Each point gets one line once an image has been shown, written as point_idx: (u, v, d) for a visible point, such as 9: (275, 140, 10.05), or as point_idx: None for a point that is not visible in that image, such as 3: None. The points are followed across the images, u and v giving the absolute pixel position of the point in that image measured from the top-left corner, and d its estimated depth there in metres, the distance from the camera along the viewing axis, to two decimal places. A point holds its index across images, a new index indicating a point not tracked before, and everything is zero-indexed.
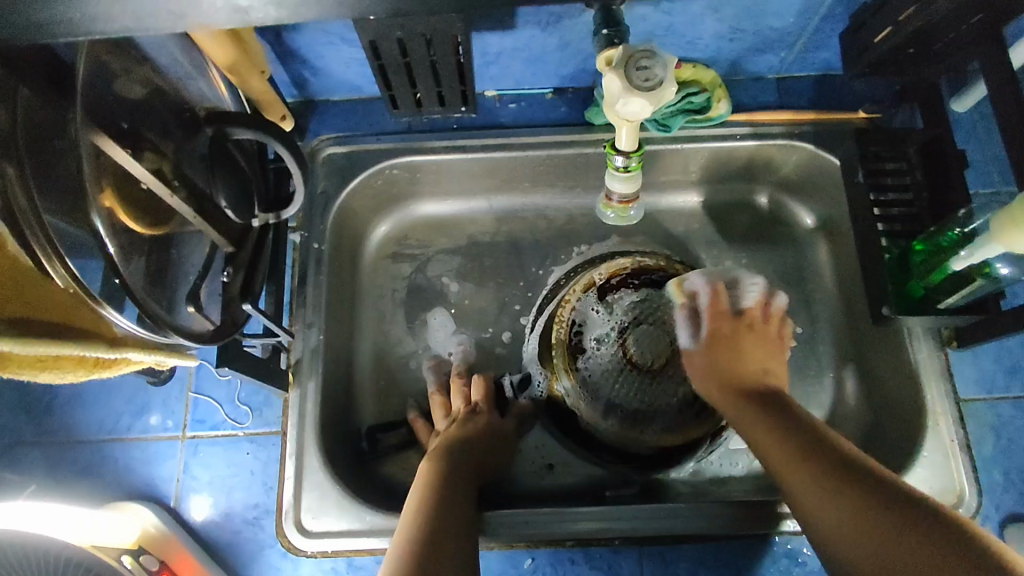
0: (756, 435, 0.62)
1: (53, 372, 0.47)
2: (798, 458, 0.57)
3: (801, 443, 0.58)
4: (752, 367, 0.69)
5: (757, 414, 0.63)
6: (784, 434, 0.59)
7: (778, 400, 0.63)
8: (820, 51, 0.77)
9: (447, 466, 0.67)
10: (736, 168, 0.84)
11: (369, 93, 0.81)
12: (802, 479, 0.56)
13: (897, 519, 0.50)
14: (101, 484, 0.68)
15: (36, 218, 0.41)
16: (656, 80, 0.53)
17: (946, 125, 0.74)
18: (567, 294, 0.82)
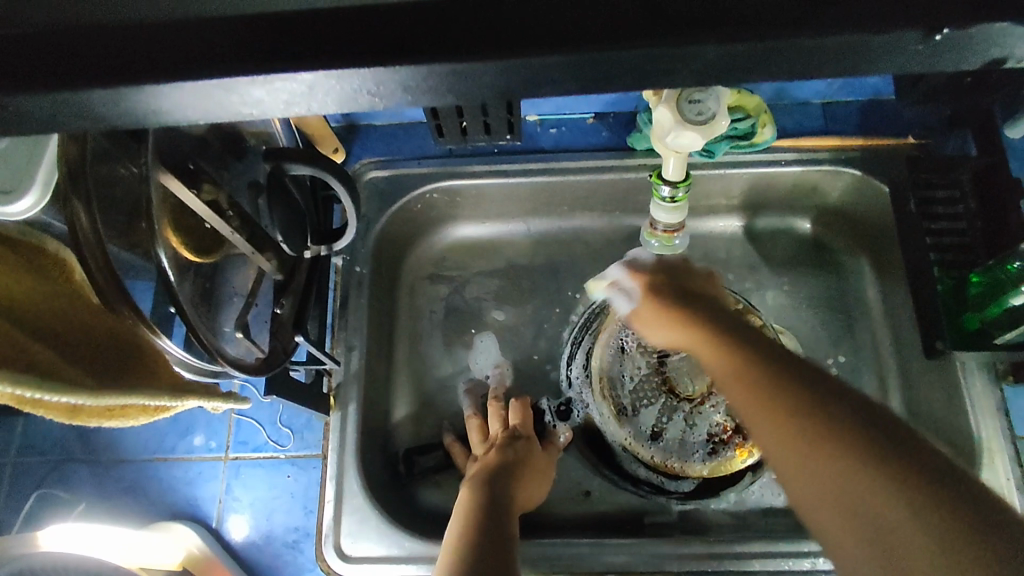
0: (701, 350, 0.48)
1: (120, 419, 0.44)
2: (740, 385, 0.44)
3: (734, 340, 0.46)
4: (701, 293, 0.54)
5: (704, 328, 0.49)
6: (727, 340, 0.47)
7: (724, 316, 0.49)
8: (869, 77, 0.75)
9: (488, 499, 0.66)
10: (779, 194, 0.83)
11: (412, 117, 0.82)
12: (751, 411, 0.43)
13: (888, 450, 0.37)
14: (146, 502, 0.69)
15: (99, 247, 0.43)
16: (709, 113, 0.53)
17: (998, 154, 0.71)
18: (609, 317, 0.82)
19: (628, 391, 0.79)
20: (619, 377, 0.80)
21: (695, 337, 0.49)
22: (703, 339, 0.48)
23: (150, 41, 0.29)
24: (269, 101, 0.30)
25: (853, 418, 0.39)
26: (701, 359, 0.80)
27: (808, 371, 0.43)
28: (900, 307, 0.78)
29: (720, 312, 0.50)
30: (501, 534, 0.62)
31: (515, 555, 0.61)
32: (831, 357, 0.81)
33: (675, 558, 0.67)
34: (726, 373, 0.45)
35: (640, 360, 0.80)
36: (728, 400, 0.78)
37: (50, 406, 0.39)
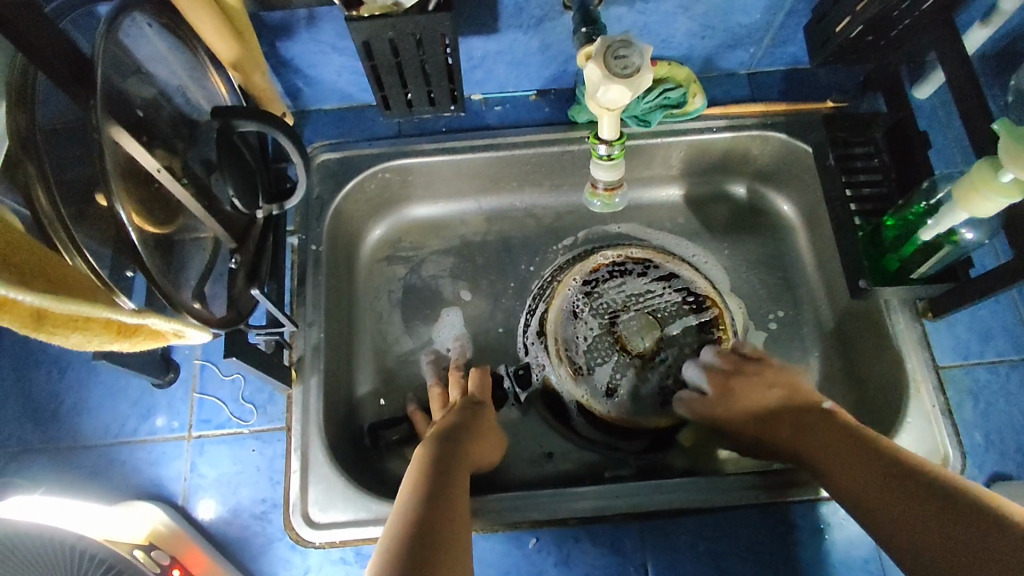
0: (804, 443, 0.65)
1: (84, 334, 0.43)
2: (839, 466, 0.61)
3: (829, 428, 0.65)
4: (778, 392, 0.71)
5: (827, 449, 0.63)
6: (838, 438, 0.63)
7: (830, 420, 0.65)
8: (786, 45, 0.81)
9: (440, 451, 0.68)
10: (714, 161, 0.88)
11: (361, 101, 0.84)
12: (880, 516, 0.56)
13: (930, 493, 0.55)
14: (109, 486, 0.69)
15: (61, 224, 0.44)
16: (633, 68, 0.56)
17: (908, 109, 0.78)
18: (563, 284, 0.86)
19: (583, 352, 0.83)
20: (574, 339, 0.84)
21: (811, 451, 0.64)
22: (822, 440, 0.64)
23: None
24: None
25: (898, 476, 0.57)
26: (648, 319, 0.85)
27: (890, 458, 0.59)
28: (830, 260, 0.83)
29: (840, 426, 0.64)
30: (455, 486, 0.65)
31: (464, 504, 0.64)
32: (770, 312, 0.86)
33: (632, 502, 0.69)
34: (848, 480, 0.60)
35: (593, 322, 0.84)
36: (677, 354, 0.83)
37: (14, 313, 0.37)
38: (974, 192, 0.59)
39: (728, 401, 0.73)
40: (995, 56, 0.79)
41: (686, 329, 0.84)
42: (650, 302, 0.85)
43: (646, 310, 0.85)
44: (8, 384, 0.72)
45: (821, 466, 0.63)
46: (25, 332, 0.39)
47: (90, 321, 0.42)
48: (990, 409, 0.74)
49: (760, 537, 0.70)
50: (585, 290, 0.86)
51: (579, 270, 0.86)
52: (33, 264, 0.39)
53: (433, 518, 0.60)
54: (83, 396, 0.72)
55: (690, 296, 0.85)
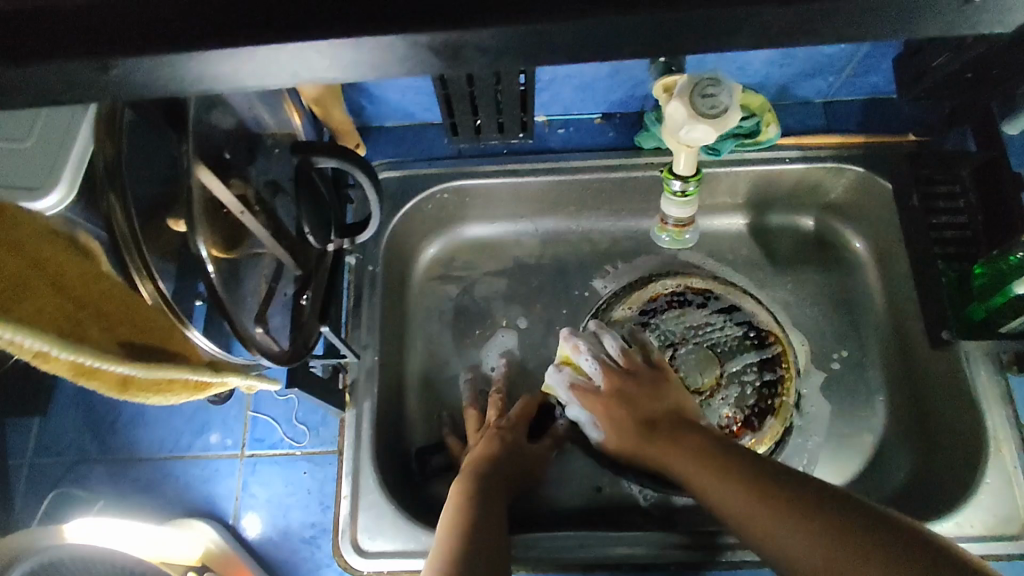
0: (683, 468, 0.60)
1: (163, 395, 0.44)
2: (750, 489, 0.54)
3: (714, 451, 0.59)
4: (661, 407, 0.67)
5: (670, 440, 0.63)
6: (722, 459, 0.58)
7: (707, 437, 0.61)
8: (869, 75, 0.77)
9: (472, 490, 0.66)
10: (782, 191, 0.85)
11: (423, 119, 0.83)
12: (761, 521, 0.52)
13: (851, 526, 0.48)
14: (162, 501, 0.69)
15: (134, 241, 0.43)
16: (721, 107, 0.54)
17: (999, 147, 0.72)
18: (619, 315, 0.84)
19: None
20: None
21: (681, 464, 0.60)
22: (695, 465, 0.59)
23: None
24: None
25: (798, 493, 0.52)
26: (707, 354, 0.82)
27: (801, 481, 0.54)
28: (902, 301, 0.79)
29: (677, 433, 0.63)
30: (494, 528, 0.63)
31: (505, 549, 0.62)
32: (835, 352, 0.82)
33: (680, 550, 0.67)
34: (704, 476, 0.58)
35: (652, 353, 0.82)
36: (738, 391, 0.80)
37: (105, 379, 0.38)
38: None
39: (624, 421, 0.67)
40: None
41: (748, 366, 0.81)
42: (709, 334, 0.83)
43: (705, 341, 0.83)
44: (68, 392, 0.73)
45: (679, 464, 0.61)
46: (111, 395, 0.39)
47: (173, 383, 0.44)
48: None
49: None
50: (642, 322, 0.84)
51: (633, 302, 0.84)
52: (124, 319, 0.41)
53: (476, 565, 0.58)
54: (140, 408, 0.73)
55: (752, 330, 0.82)
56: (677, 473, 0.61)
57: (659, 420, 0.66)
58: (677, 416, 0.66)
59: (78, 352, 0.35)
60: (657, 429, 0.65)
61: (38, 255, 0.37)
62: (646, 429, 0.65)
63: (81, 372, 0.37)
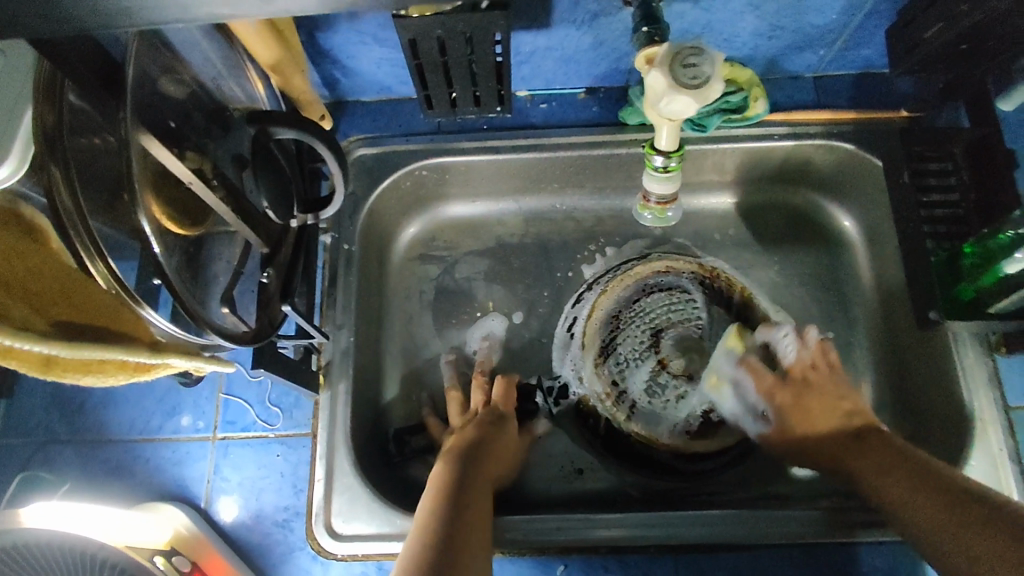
0: (850, 460, 0.63)
1: (98, 376, 0.44)
2: (936, 498, 0.54)
3: (918, 466, 0.57)
4: (834, 413, 0.67)
5: (866, 450, 0.62)
6: (876, 450, 0.61)
7: (879, 436, 0.62)
8: (861, 48, 0.75)
9: (456, 487, 0.63)
10: (770, 170, 0.83)
11: (401, 93, 0.80)
12: (926, 514, 0.54)
13: (976, 509, 0.51)
14: (132, 483, 0.68)
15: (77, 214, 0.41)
16: (704, 77, 0.51)
17: (993, 124, 0.69)
18: (599, 300, 0.82)
19: (625, 369, 0.80)
20: (615, 355, 0.80)
21: (861, 465, 0.61)
22: (860, 455, 0.62)
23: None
24: None
25: (954, 491, 0.54)
26: (690, 337, 0.81)
27: (955, 481, 0.55)
28: (891, 282, 0.78)
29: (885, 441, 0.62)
30: (469, 521, 0.60)
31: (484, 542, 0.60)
32: (822, 334, 0.80)
33: (669, 534, 0.64)
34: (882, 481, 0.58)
35: (634, 346, 0.80)
36: None
37: (21, 358, 0.39)
38: None
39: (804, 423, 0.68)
40: None
41: None
42: (688, 318, 0.81)
43: (682, 324, 0.81)
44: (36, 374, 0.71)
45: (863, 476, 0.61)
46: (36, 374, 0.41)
47: (103, 364, 0.44)
48: None
49: None
50: (617, 313, 0.82)
51: (615, 286, 0.83)
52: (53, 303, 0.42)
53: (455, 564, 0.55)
54: (110, 389, 0.71)
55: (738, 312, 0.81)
56: (870, 486, 0.60)
57: (822, 433, 0.67)
58: (866, 428, 0.65)
59: None
60: (857, 440, 0.63)
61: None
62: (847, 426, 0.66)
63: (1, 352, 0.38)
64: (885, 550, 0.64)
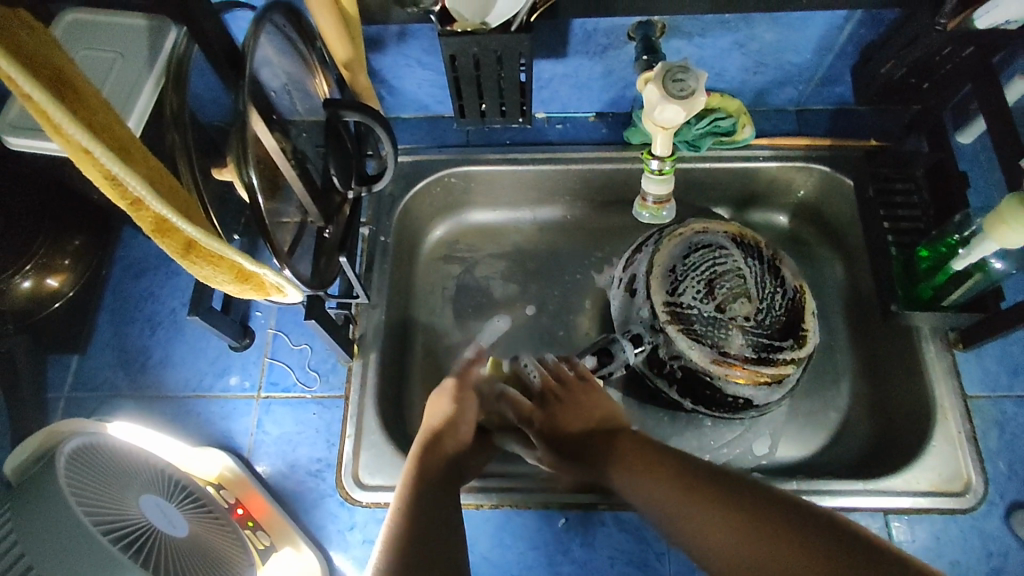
0: (609, 472, 0.60)
1: (214, 269, 0.48)
2: (703, 507, 0.53)
3: (676, 475, 0.56)
4: (592, 414, 0.68)
5: (619, 459, 0.60)
6: (638, 460, 0.59)
7: (633, 439, 0.62)
8: (834, 85, 0.87)
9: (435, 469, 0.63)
10: (757, 191, 0.93)
11: (436, 111, 0.93)
12: (695, 525, 0.53)
13: (755, 515, 0.51)
14: (184, 432, 0.77)
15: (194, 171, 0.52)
16: (690, 90, 0.63)
17: (948, 151, 0.82)
18: (655, 256, 0.81)
19: (689, 318, 0.78)
20: (678, 306, 0.78)
21: (614, 473, 0.60)
22: (617, 466, 0.60)
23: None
24: None
25: (722, 493, 0.53)
26: (743, 284, 0.79)
27: (712, 474, 0.55)
28: (865, 289, 0.87)
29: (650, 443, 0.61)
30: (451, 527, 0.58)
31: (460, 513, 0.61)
32: None
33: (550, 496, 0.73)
34: (664, 492, 0.56)
35: (694, 298, 0.78)
36: (774, 320, 0.78)
37: (174, 237, 0.43)
38: (1002, 222, 0.62)
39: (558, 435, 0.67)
40: None
41: (775, 297, 0.79)
42: (733, 269, 0.79)
43: (730, 275, 0.79)
44: (105, 337, 0.81)
45: (634, 493, 0.58)
46: (175, 255, 0.45)
47: (223, 258, 0.47)
48: (1016, 440, 0.75)
49: None
50: (672, 269, 0.80)
51: (671, 239, 0.81)
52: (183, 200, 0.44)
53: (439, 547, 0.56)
54: (169, 353, 0.81)
55: (770, 269, 0.80)
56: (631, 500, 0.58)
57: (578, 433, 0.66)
58: (611, 428, 0.65)
59: (162, 204, 0.40)
60: (605, 443, 0.63)
61: (118, 135, 0.40)
62: (604, 431, 0.65)
63: (157, 223, 0.42)
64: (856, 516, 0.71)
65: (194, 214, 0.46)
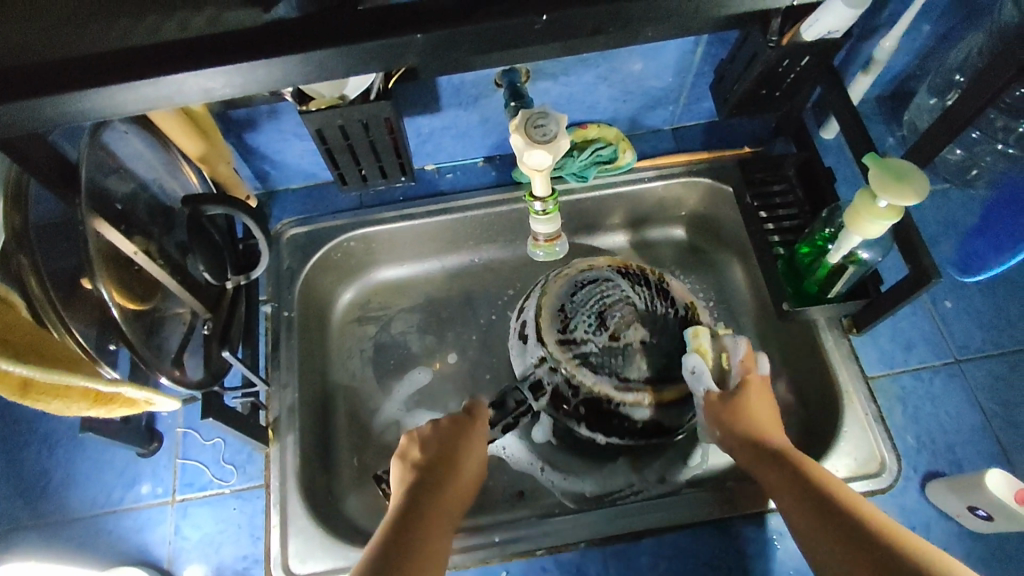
0: (772, 482, 0.65)
1: (62, 401, 0.50)
2: (850, 545, 0.56)
3: (840, 507, 0.59)
4: (768, 426, 0.70)
5: (783, 473, 0.64)
6: (794, 483, 0.63)
7: (797, 462, 0.65)
8: (700, 102, 0.91)
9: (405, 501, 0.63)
10: (651, 210, 0.96)
11: (324, 177, 0.93)
12: (835, 557, 0.56)
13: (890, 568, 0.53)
14: (96, 554, 0.72)
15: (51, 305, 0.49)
16: (552, 134, 0.65)
17: (811, 149, 0.86)
18: (544, 300, 0.83)
19: (583, 352, 0.79)
20: (571, 342, 0.80)
21: (778, 485, 0.64)
22: (783, 482, 0.64)
23: (96, 62, 0.43)
24: (153, 93, 0.45)
25: (864, 540, 0.55)
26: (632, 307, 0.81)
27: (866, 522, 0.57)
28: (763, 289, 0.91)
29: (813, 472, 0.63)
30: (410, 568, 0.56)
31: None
32: None
33: (659, 516, 0.74)
34: (822, 541, 0.58)
35: (586, 331, 0.80)
36: (669, 338, 0.79)
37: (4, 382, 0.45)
38: (858, 217, 0.66)
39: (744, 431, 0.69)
40: (888, 97, 0.91)
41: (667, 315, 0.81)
42: (622, 295, 0.81)
43: (619, 303, 0.81)
44: None
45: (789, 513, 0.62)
46: (13, 399, 0.46)
47: (67, 391, 0.49)
48: (918, 412, 0.78)
49: (717, 551, 0.72)
50: (561, 308, 0.81)
51: (557, 281, 0.83)
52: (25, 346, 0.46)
53: (410, 567, 0.57)
54: (72, 471, 0.76)
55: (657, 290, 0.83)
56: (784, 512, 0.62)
57: (764, 431, 0.69)
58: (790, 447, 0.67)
59: None
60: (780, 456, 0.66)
61: None
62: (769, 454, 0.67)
63: None
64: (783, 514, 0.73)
65: (39, 354, 0.47)
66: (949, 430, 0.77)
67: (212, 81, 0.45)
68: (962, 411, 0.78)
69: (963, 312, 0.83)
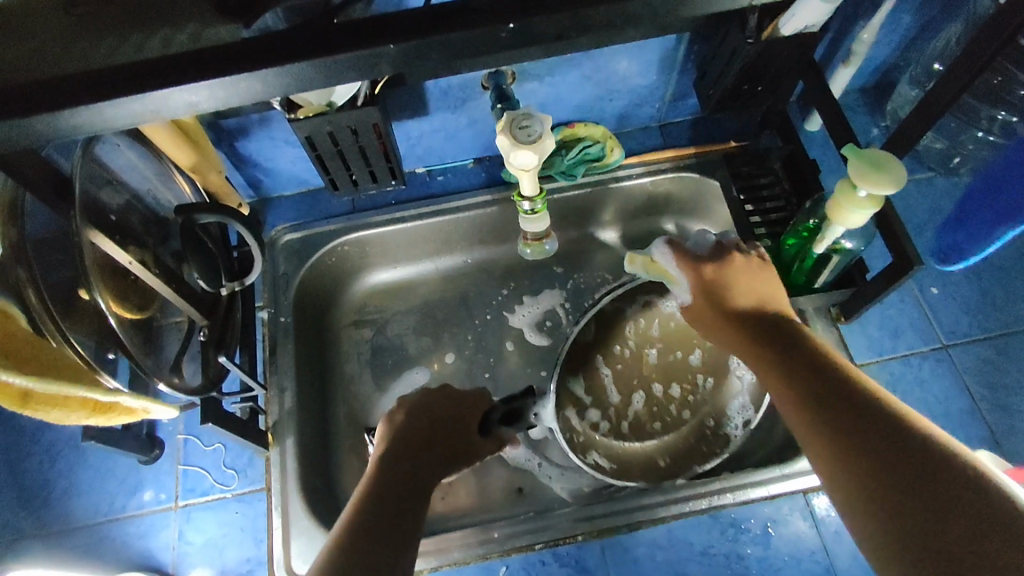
0: (745, 345, 0.58)
1: (61, 411, 0.51)
2: (817, 407, 0.48)
3: (822, 372, 0.50)
4: (748, 292, 0.62)
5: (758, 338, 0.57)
6: (773, 345, 0.55)
7: (780, 329, 0.57)
8: (685, 99, 0.92)
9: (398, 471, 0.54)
10: (641, 206, 0.98)
11: (317, 183, 0.94)
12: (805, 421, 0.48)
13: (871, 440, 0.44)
14: (100, 561, 0.73)
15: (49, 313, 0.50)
16: (537, 135, 0.66)
17: (796, 142, 0.87)
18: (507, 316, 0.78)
19: None
20: None
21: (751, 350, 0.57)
22: (755, 347, 0.56)
23: (81, 81, 0.44)
24: (139, 110, 0.45)
25: (844, 404, 0.47)
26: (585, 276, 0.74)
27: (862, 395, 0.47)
28: None
29: (805, 339, 0.55)
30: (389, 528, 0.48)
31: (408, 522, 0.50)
32: None
33: (660, 507, 0.74)
34: (793, 404, 0.50)
35: None
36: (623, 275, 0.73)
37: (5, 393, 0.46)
38: (838, 206, 0.67)
39: (719, 303, 0.62)
40: (870, 89, 0.93)
41: None
42: None
43: None
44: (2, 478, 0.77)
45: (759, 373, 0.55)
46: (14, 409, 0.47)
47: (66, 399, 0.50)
48: (908, 397, 0.79)
49: (712, 540, 0.74)
50: None
51: None
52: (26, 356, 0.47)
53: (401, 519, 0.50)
54: (74, 480, 0.77)
55: None
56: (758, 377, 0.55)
57: (738, 299, 0.62)
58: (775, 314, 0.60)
59: None
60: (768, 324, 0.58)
61: None
62: (756, 323, 0.58)
63: None
64: (776, 503, 0.74)
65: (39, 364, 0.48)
66: (938, 415, 0.78)
67: (198, 94, 0.46)
68: (950, 395, 0.79)
69: (950, 298, 0.84)
